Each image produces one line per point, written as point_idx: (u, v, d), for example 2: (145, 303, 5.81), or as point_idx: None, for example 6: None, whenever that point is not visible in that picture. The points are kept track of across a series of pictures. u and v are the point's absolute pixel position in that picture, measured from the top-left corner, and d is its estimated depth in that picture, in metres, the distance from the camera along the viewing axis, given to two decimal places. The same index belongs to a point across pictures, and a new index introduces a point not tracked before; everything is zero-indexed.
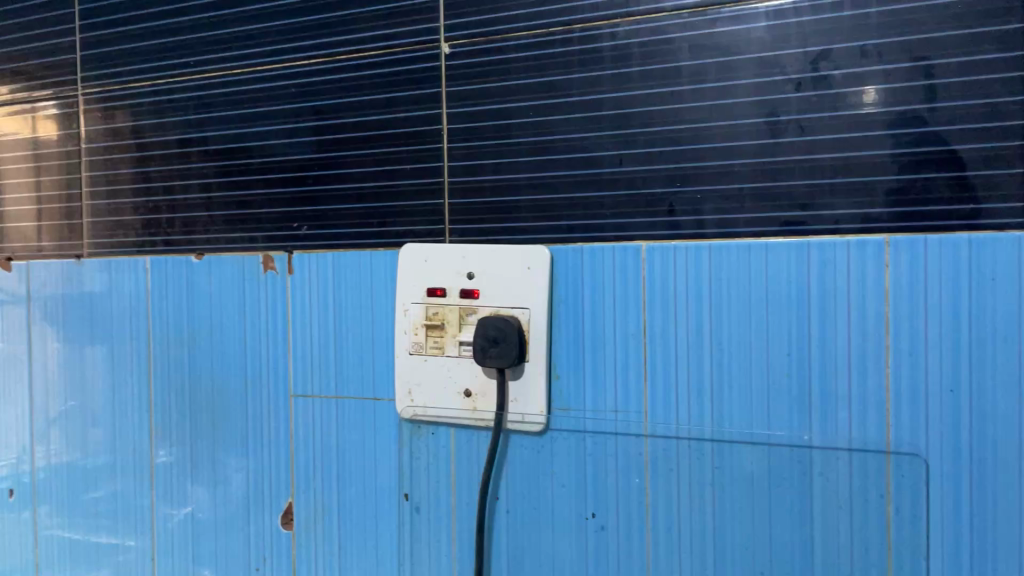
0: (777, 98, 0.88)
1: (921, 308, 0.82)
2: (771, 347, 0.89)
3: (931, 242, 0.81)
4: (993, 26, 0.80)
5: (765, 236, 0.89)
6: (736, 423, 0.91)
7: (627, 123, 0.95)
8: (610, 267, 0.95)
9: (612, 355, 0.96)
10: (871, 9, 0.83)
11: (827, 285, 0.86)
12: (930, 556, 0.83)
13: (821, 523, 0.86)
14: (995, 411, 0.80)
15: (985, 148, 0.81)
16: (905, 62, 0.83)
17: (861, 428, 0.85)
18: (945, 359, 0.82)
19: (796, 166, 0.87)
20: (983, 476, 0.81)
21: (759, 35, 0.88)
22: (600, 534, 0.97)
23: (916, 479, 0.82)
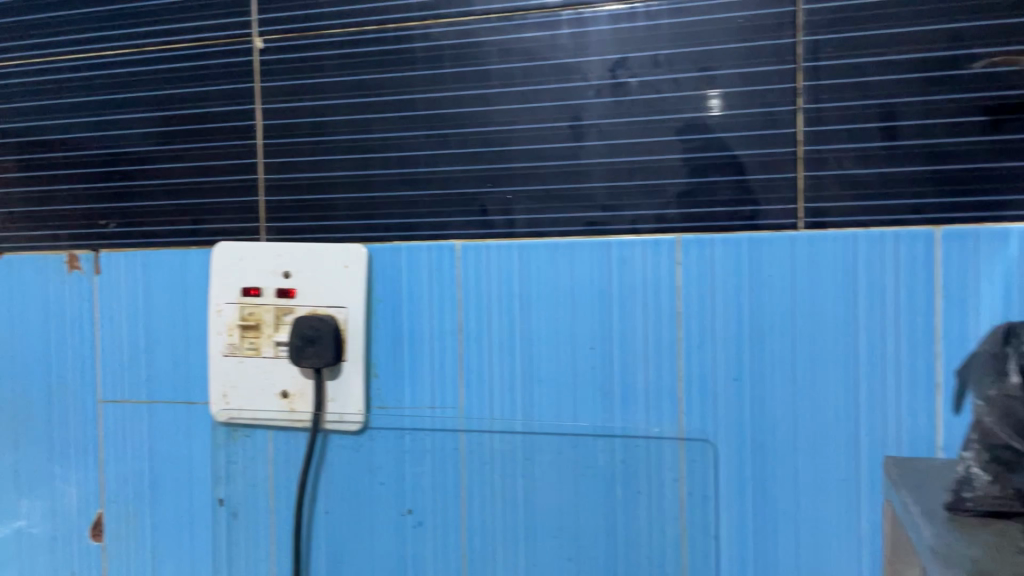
0: (579, 103, 0.90)
1: (710, 302, 0.86)
2: (576, 341, 0.91)
3: (717, 242, 0.86)
4: (770, 40, 0.84)
5: (569, 236, 0.91)
6: (546, 416, 0.92)
7: (440, 123, 0.94)
8: (425, 265, 0.94)
9: (428, 349, 0.95)
10: (662, 20, 0.86)
11: (626, 283, 0.89)
12: (719, 536, 0.87)
13: (623, 508, 0.91)
14: (774, 399, 0.85)
15: (763, 154, 0.85)
16: (692, 72, 0.86)
17: (655, 419, 0.89)
18: (729, 348, 0.86)
19: (596, 169, 0.90)
20: (766, 460, 0.86)
21: (563, 42, 0.90)
22: (417, 530, 0.96)
23: (706, 463, 0.87)
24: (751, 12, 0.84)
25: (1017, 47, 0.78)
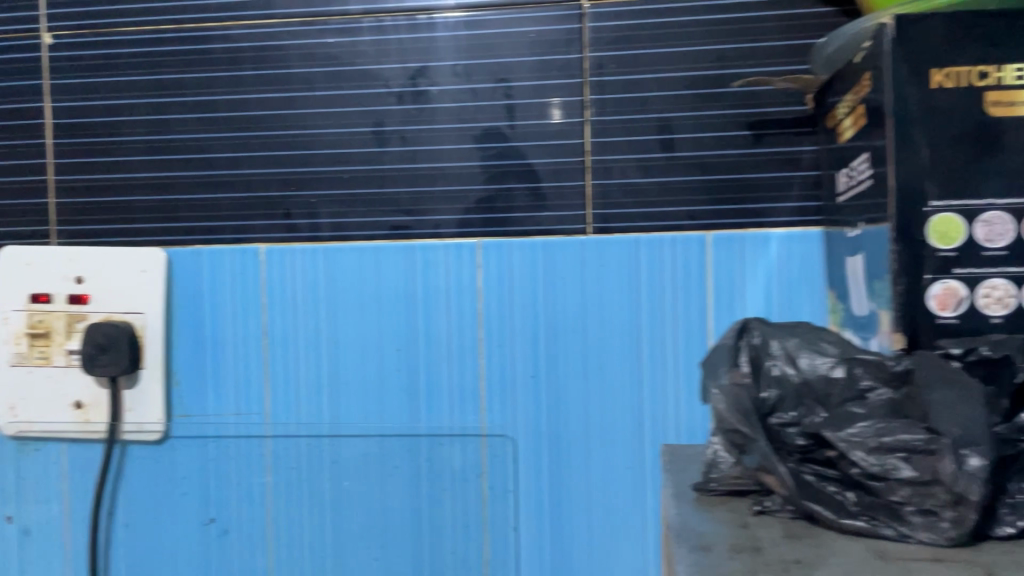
0: (381, 109, 0.91)
1: (509, 303, 0.90)
2: (382, 344, 0.91)
3: (514, 246, 0.90)
4: (560, 55, 0.89)
5: (374, 240, 0.92)
6: (354, 421, 0.92)
7: (242, 126, 0.93)
8: (227, 269, 0.93)
9: (232, 354, 0.93)
10: (460, 31, 0.89)
11: (431, 285, 0.90)
12: (519, 527, 0.91)
13: (429, 506, 0.92)
14: (569, 395, 0.90)
15: (555, 163, 0.90)
16: (489, 83, 0.90)
17: (459, 417, 0.91)
18: (527, 347, 0.90)
19: (398, 175, 0.91)
20: (561, 452, 0.90)
21: (364, 48, 0.91)
22: (222, 538, 0.94)
23: (507, 459, 0.91)
24: (542, 27, 0.88)
25: (775, 68, 0.85)
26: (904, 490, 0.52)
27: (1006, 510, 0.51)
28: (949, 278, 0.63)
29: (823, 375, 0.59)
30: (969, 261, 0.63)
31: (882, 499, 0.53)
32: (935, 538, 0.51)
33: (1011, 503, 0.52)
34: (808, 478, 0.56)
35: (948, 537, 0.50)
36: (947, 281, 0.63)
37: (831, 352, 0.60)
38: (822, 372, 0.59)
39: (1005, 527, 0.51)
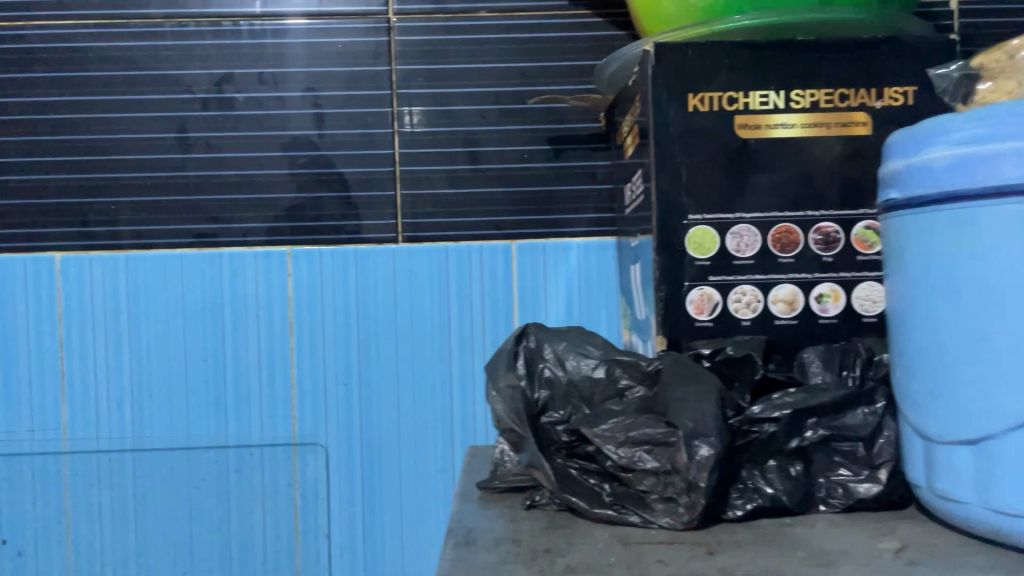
0: (184, 115, 0.90)
1: (319, 311, 0.90)
2: (188, 354, 0.90)
3: (325, 254, 0.90)
4: (367, 66, 0.90)
5: (178, 248, 0.90)
6: (159, 435, 0.90)
7: (35, 130, 0.90)
8: (19, 278, 0.89)
9: (25, 367, 0.89)
10: (266, 40, 0.90)
11: (238, 293, 0.90)
12: (331, 535, 0.91)
13: (238, 518, 0.91)
14: (380, 402, 0.91)
15: (364, 172, 0.91)
16: (296, 91, 0.90)
17: (269, 427, 0.91)
18: (339, 355, 0.90)
19: (204, 182, 0.90)
20: (372, 458, 0.91)
21: (166, 53, 0.89)
22: (17, 561, 0.91)
23: (317, 467, 0.91)
24: (349, 39, 0.90)
25: (571, 87, 0.90)
26: (649, 480, 0.57)
27: (736, 494, 0.57)
28: (705, 286, 0.69)
29: (587, 375, 0.64)
30: (722, 270, 0.69)
31: (632, 489, 0.58)
32: (674, 523, 0.56)
33: (740, 488, 0.57)
34: (573, 472, 0.61)
35: (683, 521, 0.55)
36: (703, 288, 0.69)
37: (595, 354, 0.65)
38: (585, 373, 0.64)
39: (734, 510, 0.57)
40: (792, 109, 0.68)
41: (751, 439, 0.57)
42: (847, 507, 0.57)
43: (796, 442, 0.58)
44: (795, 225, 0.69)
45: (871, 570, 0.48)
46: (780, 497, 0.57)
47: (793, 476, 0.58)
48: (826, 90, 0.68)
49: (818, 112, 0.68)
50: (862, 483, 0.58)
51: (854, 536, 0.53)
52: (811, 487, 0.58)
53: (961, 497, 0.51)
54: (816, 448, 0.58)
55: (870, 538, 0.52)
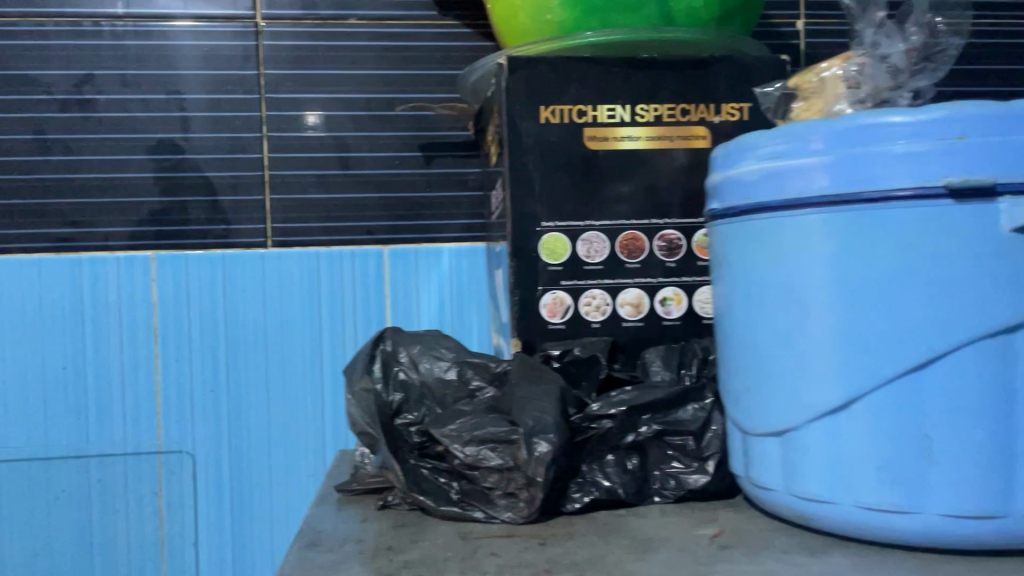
0: (41, 116, 0.88)
1: (185, 317, 0.89)
2: (46, 362, 0.87)
3: (190, 260, 0.89)
4: (235, 70, 0.90)
5: (35, 253, 0.87)
6: (14, 446, 0.87)
7: None
8: None
9: None
10: (128, 41, 0.88)
11: (99, 299, 0.88)
12: (198, 544, 0.90)
13: (100, 529, 0.89)
14: (249, 408, 0.91)
15: (232, 176, 0.91)
16: (161, 94, 0.89)
17: (133, 436, 0.89)
18: (206, 361, 0.90)
19: (63, 185, 0.88)
20: (241, 465, 0.91)
21: (22, 52, 0.87)
22: None
23: (184, 475, 0.90)
24: (215, 42, 0.90)
25: (440, 95, 0.92)
26: (493, 477, 0.59)
27: (575, 488, 0.60)
28: (558, 290, 0.72)
29: (439, 378, 0.66)
30: (573, 274, 0.72)
31: (477, 486, 0.60)
32: (515, 517, 0.58)
33: (580, 482, 0.61)
34: (424, 472, 0.62)
35: (524, 515, 0.58)
36: (556, 292, 0.72)
37: (447, 357, 0.67)
38: (438, 376, 0.66)
39: (573, 503, 0.60)
40: (637, 122, 0.73)
41: (590, 435, 0.60)
42: (678, 497, 0.62)
43: (631, 437, 0.62)
44: (641, 232, 0.73)
45: (685, 554, 0.51)
46: (616, 490, 0.61)
47: (629, 469, 0.62)
48: (668, 106, 0.73)
49: (661, 126, 0.73)
50: (693, 474, 0.62)
51: (678, 524, 0.57)
52: (646, 479, 0.62)
53: (769, 483, 0.55)
54: (652, 442, 0.62)
55: (691, 526, 0.56)
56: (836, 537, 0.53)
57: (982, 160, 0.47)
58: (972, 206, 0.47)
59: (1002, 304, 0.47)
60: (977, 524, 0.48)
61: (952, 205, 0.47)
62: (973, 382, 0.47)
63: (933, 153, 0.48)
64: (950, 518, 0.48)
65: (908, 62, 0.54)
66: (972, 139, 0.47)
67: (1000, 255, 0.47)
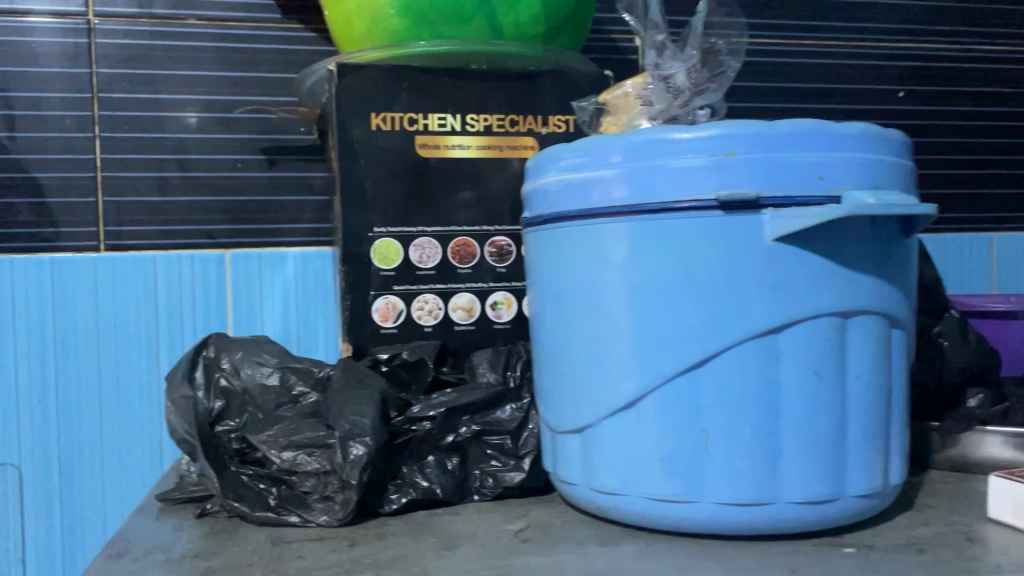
0: None
1: (10, 324, 0.85)
2: None
3: (15, 264, 0.85)
4: (64, 68, 0.87)
5: None
6: None
7: None
8: None
9: None
10: None
11: None
12: (25, 560, 0.87)
13: None
14: (81, 417, 0.88)
15: (62, 178, 0.87)
16: None
17: None
18: (33, 369, 0.86)
19: None
20: (72, 475, 0.87)
21: None
22: None
23: (9, 488, 0.86)
24: (43, 39, 0.87)
25: (283, 99, 0.92)
26: (310, 481, 0.60)
27: (393, 489, 0.61)
28: (390, 294, 0.73)
29: (259, 383, 0.65)
30: (405, 280, 0.73)
31: (296, 490, 0.60)
32: (330, 520, 0.59)
33: (398, 483, 0.62)
34: (244, 478, 0.61)
35: (340, 517, 0.59)
36: (389, 297, 0.73)
37: (270, 362, 0.67)
38: (259, 381, 0.66)
39: (390, 505, 0.61)
40: (468, 132, 0.74)
41: (410, 437, 0.62)
42: (497, 495, 0.64)
43: (450, 438, 0.63)
44: (472, 239, 0.75)
45: (485, 550, 0.54)
46: (434, 490, 0.62)
47: (449, 469, 0.63)
48: (498, 116, 0.75)
49: (491, 136, 0.75)
50: (510, 472, 0.64)
51: (488, 521, 0.59)
52: (465, 479, 0.64)
53: (571, 478, 0.58)
54: (471, 442, 0.64)
55: (500, 522, 0.59)
56: (630, 527, 0.57)
57: (748, 174, 0.51)
58: (738, 217, 0.51)
59: (766, 307, 0.51)
60: (745, 510, 0.52)
61: (723, 216, 0.52)
62: (742, 378, 0.52)
63: (707, 167, 0.52)
64: (722, 505, 0.52)
65: (689, 83, 0.58)
66: (741, 155, 0.51)
67: (764, 262, 0.51)
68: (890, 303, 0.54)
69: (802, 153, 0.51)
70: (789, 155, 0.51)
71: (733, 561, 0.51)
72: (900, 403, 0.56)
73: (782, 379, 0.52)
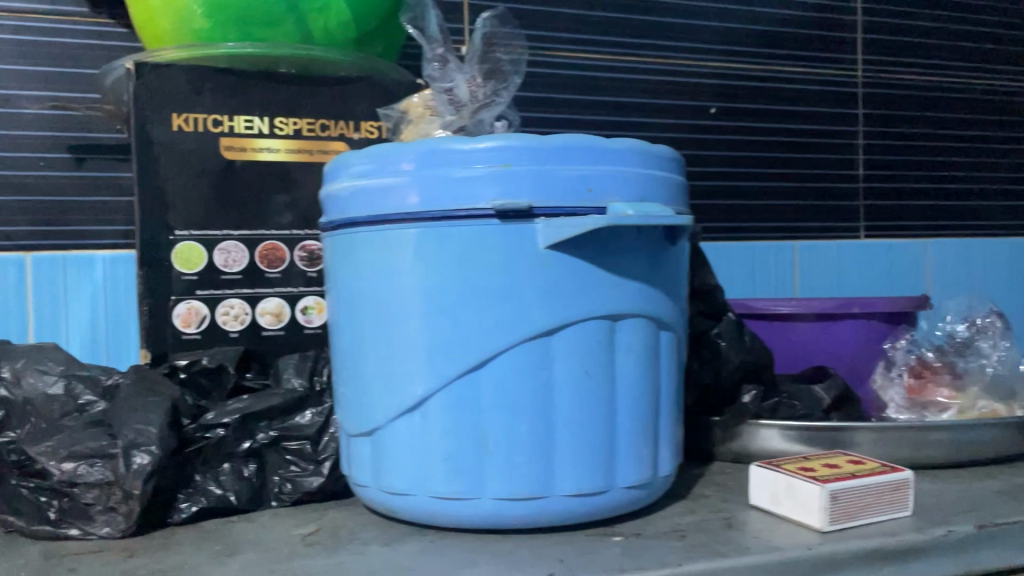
0: None
1: None
2: None
3: None
4: None
5: None
6: None
7: None
8: None
9: None
10: None
11: None
12: None
13: None
14: None
15: None
16: None
17: None
18: None
19: None
20: None
21: None
22: None
23: None
24: None
25: (90, 96, 0.88)
26: (93, 492, 0.57)
27: (183, 498, 0.60)
28: (192, 299, 0.72)
29: (43, 392, 0.63)
30: (209, 284, 0.72)
31: (78, 502, 0.57)
32: (113, 531, 0.57)
33: (189, 491, 0.61)
34: (24, 491, 0.58)
35: (123, 529, 0.57)
36: (191, 302, 0.72)
37: (55, 370, 0.65)
38: (43, 390, 0.63)
39: (180, 513, 0.60)
40: (276, 135, 0.74)
41: (202, 445, 0.61)
42: (296, 500, 0.64)
43: (247, 444, 0.63)
44: (281, 243, 0.75)
45: (267, 555, 0.54)
46: (227, 497, 0.62)
47: (245, 476, 0.63)
48: (308, 120, 0.75)
49: (301, 140, 0.75)
50: (309, 477, 0.64)
51: (278, 526, 0.59)
52: (262, 485, 0.63)
53: (362, 481, 0.59)
54: (268, 449, 0.64)
55: (290, 527, 0.59)
56: (417, 525, 0.58)
57: (523, 186, 0.54)
58: (514, 225, 0.54)
59: (540, 311, 0.54)
60: (522, 505, 0.55)
61: (499, 224, 0.54)
62: (518, 379, 0.54)
63: (484, 178, 0.54)
64: (502, 501, 0.55)
65: (468, 98, 0.61)
66: (516, 167, 0.54)
67: (538, 268, 0.54)
68: (658, 306, 0.58)
69: (573, 166, 0.54)
70: (561, 168, 0.54)
71: (507, 553, 0.53)
72: (667, 400, 0.60)
73: (556, 378, 0.55)
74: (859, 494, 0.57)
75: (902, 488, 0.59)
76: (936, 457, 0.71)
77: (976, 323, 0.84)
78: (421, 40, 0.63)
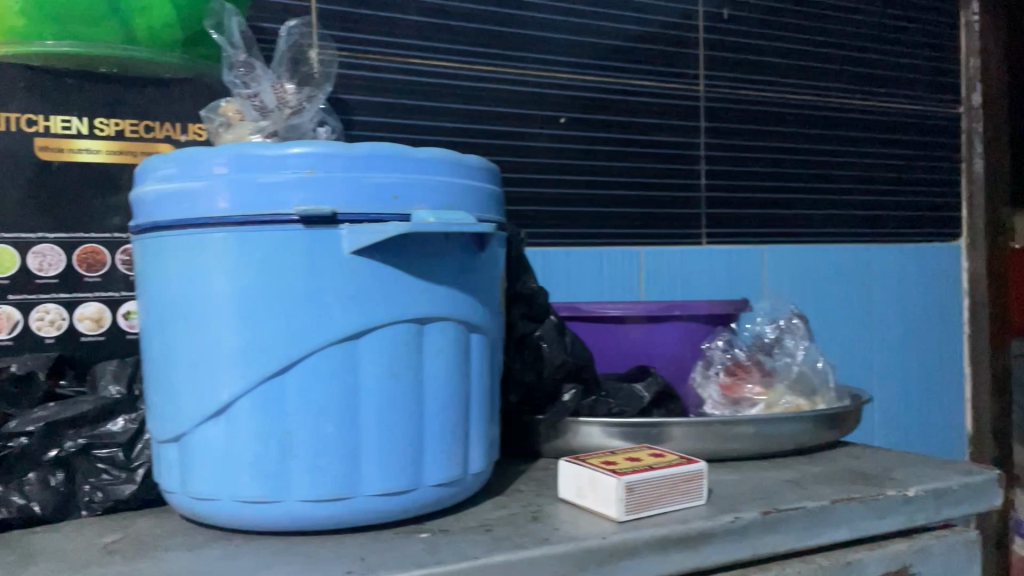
0: None
1: None
2: None
3: None
4: None
5: None
6: None
7: None
8: None
9: None
10: None
11: None
12: None
13: None
14: None
15: None
16: None
17: None
18: None
19: None
20: None
21: None
22: None
23: None
24: None
25: None
26: None
27: None
28: (4, 305, 0.70)
29: None
30: (21, 288, 0.70)
31: None
32: None
33: None
34: None
35: None
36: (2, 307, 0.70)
37: None
38: None
39: None
40: (96, 135, 0.73)
41: (4, 454, 0.59)
42: (107, 509, 0.63)
43: (53, 453, 0.61)
44: (102, 246, 0.73)
45: (63, 564, 0.53)
46: (31, 508, 0.60)
47: (52, 485, 0.61)
48: (131, 121, 0.74)
49: (123, 141, 0.74)
50: (121, 485, 0.63)
51: (82, 535, 0.58)
52: (71, 494, 0.62)
53: (171, 487, 0.59)
54: (77, 457, 0.62)
55: (95, 535, 0.58)
56: (227, 529, 0.58)
57: (329, 192, 0.55)
58: (319, 231, 0.55)
59: (346, 315, 0.55)
60: (328, 506, 0.56)
61: (304, 230, 0.54)
62: (325, 382, 0.55)
63: (288, 184, 0.54)
64: (307, 503, 0.55)
65: (276, 101, 0.65)
66: (321, 174, 0.55)
67: (343, 273, 0.55)
68: (467, 310, 0.60)
69: (379, 173, 0.56)
70: (366, 175, 0.55)
71: (311, 555, 0.54)
72: (478, 399, 0.62)
73: (363, 381, 0.56)
74: (654, 486, 0.61)
75: (696, 479, 0.64)
76: (740, 449, 0.76)
77: (782, 324, 0.90)
78: (223, 46, 0.69)
